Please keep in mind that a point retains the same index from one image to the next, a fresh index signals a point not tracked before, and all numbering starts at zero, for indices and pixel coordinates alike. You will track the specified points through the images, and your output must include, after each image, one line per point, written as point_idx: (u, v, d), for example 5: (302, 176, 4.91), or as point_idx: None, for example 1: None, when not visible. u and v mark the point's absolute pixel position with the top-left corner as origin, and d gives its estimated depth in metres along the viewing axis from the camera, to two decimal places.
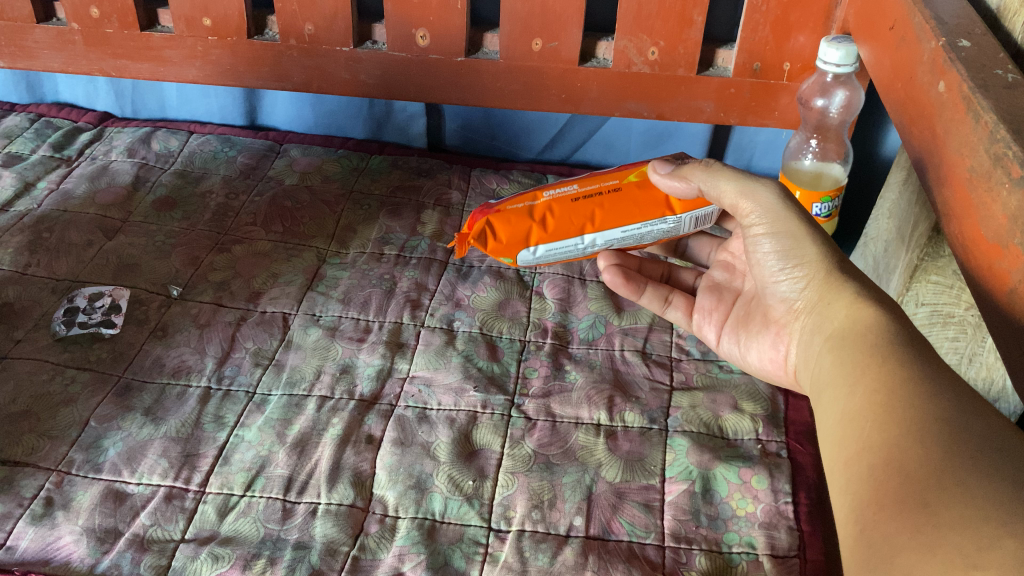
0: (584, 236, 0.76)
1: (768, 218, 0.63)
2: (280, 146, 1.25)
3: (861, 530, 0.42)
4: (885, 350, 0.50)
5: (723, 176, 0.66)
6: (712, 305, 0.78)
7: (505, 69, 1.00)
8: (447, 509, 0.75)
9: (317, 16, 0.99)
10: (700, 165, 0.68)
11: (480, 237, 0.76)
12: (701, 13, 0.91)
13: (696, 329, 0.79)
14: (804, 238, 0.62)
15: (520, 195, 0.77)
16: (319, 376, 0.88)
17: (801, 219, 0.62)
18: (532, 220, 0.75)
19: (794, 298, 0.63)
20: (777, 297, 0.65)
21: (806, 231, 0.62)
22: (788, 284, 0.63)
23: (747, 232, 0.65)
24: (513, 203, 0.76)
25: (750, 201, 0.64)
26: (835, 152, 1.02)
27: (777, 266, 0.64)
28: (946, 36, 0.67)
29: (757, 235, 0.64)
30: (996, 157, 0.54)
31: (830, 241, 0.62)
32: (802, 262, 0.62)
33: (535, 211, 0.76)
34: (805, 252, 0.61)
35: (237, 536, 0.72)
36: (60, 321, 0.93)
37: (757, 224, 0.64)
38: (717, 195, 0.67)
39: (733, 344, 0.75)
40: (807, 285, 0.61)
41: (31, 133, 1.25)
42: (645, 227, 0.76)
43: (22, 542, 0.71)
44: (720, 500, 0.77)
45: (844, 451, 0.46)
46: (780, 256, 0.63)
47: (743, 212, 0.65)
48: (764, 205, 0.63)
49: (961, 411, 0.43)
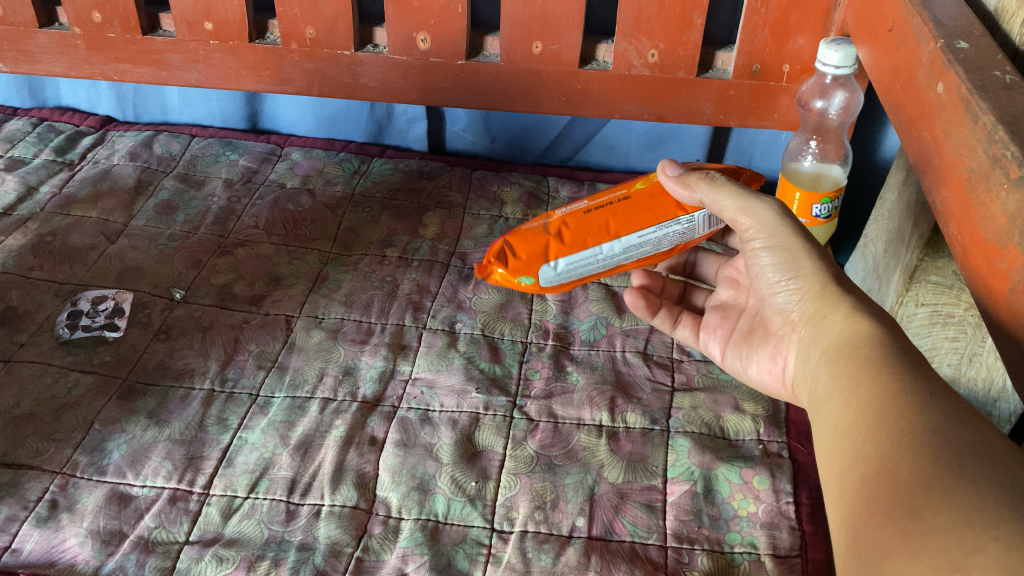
0: (601, 245, 0.76)
1: (767, 233, 0.63)
2: (282, 149, 1.26)
3: (852, 538, 0.42)
4: (879, 363, 0.50)
5: (724, 191, 0.66)
6: (717, 322, 0.79)
7: (505, 72, 1.01)
8: (450, 510, 0.76)
9: (318, 21, 1.00)
10: (703, 177, 0.68)
11: (501, 256, 0.80)
12: (701, 15, 0.92)
13: (704, 347, 0.81)
14: (801, 252, 0.62)
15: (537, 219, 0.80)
16: (321, 378, 0.89)
17: (798, 233, 0.62)
18: (547, 236, 0.78)
19: (791, 310, 0.64)
20: (774, 310, 0.65)
21: (802, 244, 0.62)
22: (785, 296, 0.64)
23: (747, 246, 0.66)
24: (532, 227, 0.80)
25: (749, 216, 0.64)
26: (835, 153, 1.02)
27: (775, 278, 0.64)
28: (944, 38, 0.67)
29: (756, 248, 0.65)
30: (994, 157, 0.54)
31: (828, 255, 0.62)
32: (799, 276, 0.62)
33: (550, 227, 0.78)
34: (801, 266, 0.62)
35: (241, 538, 0.73)
36: (63, 324, 0.93)
37: (756, 239, 0.64)
38: (717, 209, 0.68)
39: (735, 359, 0.75)
40: (804, 298, 0.62)
41: (34, 137, 1.25)
42: (659, 230, 0.75)
43: (27, 545, 0.72)
44: (721, 501, 0.78)
45: (838, 462, 0.47)
46: (778, 269, 0.63)
47: (743, 227, 0.65)
48: (761, 219, 0.63)
49: (951, 421, 0.43)
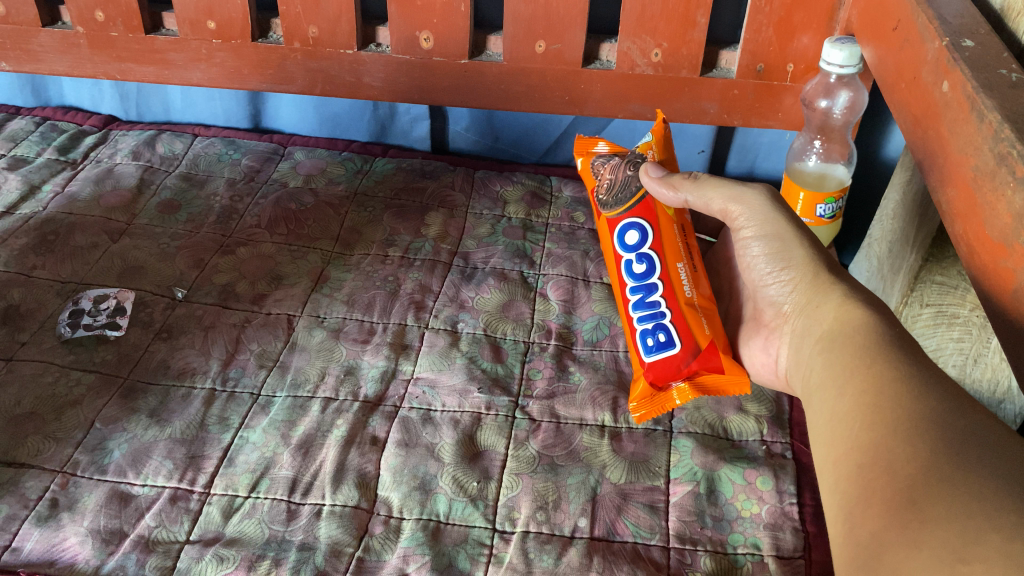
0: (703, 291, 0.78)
1: (757, 222, 0.63)
2: (285, 148, 1.25)
3: (849, 528, 0.42)
4: (874, 350, 0.50)
5: (711, 186, 0.65)
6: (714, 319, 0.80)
7: (509, 71, 1.00)
8: (452, 510, 0.75)
9: (322, 20, 1.00)
10: (688, 177, 0.67)
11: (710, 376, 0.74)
12: (705, 14, 0.91)
13: None
14: (792, 241, 0.62)
15: (684, 320, 0.73)
16: (323, 377, 0.88)
17: (787, 221, 0.62)
18: (710, 309, 0.75)
19: (784, 300, 0.64)
20: (768, 301, 0.66)
21: (794, 234, 0.62)
22: (777, 287, 0.64)
23: (737, 236, 0.65)
24: (700, 330, 0.73)
25: (739, 206, 0.63)
26: (839, 153, 1.00)
27: (767, 269, 0.64)
28: (949, 36, 0.67)
29: (746, 239, 0.64)
30: (1000, 156, 0.53)
31: (819, 242, 0.62)
32: (789, 266, 0.62)
33: (710, 306, 0.75)
34: (792, 255, 0.62)
35: (242, 537, 0.73)
36: (65, 323, 0.93)
37: (746, 228, 0.64)
38: (703, 207, 0.67)
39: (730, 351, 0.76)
40: (796, 286, 0.62)
41: (37, 136, 1.25)
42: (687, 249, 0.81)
43: (27, 544, 0.71)
44: (725, 501, 0.77)
45: (833, 452, 0.47)
46: (770, 259, 0.63)
47: (732, 218, 0.65)
48: (752, 208, 0.63)
49: (949, 408, 0.43)
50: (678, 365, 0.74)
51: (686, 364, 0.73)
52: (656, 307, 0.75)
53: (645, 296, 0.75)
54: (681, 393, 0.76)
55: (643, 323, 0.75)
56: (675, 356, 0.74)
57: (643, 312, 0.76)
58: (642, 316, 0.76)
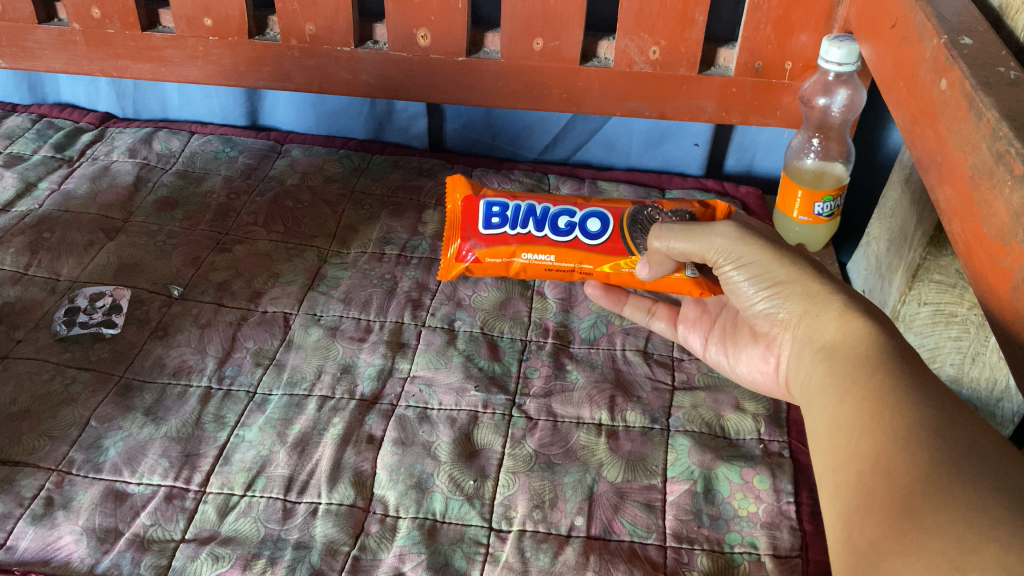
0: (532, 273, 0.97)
1: (732, 257, 0.66)
2: (281, 146, 1.25)
3: (849, 536, 0.42)
4: (875, 360, 0.50)
5: (678, 236, 0.70)
6: (696, 317, 0.89)
7: (506, 69, 1.00)
8: (448, 509, 0.75)
9: (318, 17, 0.99)
10: (654, 234, 0.73)
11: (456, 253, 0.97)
12: (702, 12, 0.91)
13: (684, 340, 0.90)
14: (772, 261, 0.64)
15: (497, 243, 0.94)
16: (319, 376, 0.88)
17: (762, 244, 0.65)
18: (498, 269, 0.96)
19: (778, 312, 0.65)
20: (762, 316, 0.67)
21: (769, 255, 0.64)
22: (767, 303, 0.65)
23: (721, 272, 0.69)
24: (491, 252, 0.95)
25: (710, 248, 0.68)
26: (837, 151, 1.01)
27: (754, 290, 0.66)
28: (948, 34, 0.66)
29: (728, 271, 0.67)
30: (999, 154, 0.53)
31: (802, 257, 0.64)
32: (773, 283, 0.64)
33: (511, 266, 0.95)
34: (776, 273, 0.63)
35: (237, 536, 0.72)
36: (60, 321, 0.93)
37: (725, 264, 0.67)
38: (683, 255, 0.72)
39: (721, 354, 0.84)
40: (785, 298, 0.63)
41: (33, 133, 1.25)
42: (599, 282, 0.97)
43: (22, 542, 0.71)
44: (721, 501, 0.77)
45: (833, 459, 0.47)
46: (754, 281, 0.65)
47: (710, 258, 0.69)
48: (721, 246, 0.67)
49: (948, 418, 0.43)
50: (467, 224, 0.95)
51: (464, 242, 0.95)
52: (524, 227, 0.93)
53: (543, 218, 0.93)
54: (455, 232, 0.97)
55: (521, 211, 0.94)
56: (472, 230, 0.95)
57: (533, 211, 0.93)
58: (525, 213, 0.93)
